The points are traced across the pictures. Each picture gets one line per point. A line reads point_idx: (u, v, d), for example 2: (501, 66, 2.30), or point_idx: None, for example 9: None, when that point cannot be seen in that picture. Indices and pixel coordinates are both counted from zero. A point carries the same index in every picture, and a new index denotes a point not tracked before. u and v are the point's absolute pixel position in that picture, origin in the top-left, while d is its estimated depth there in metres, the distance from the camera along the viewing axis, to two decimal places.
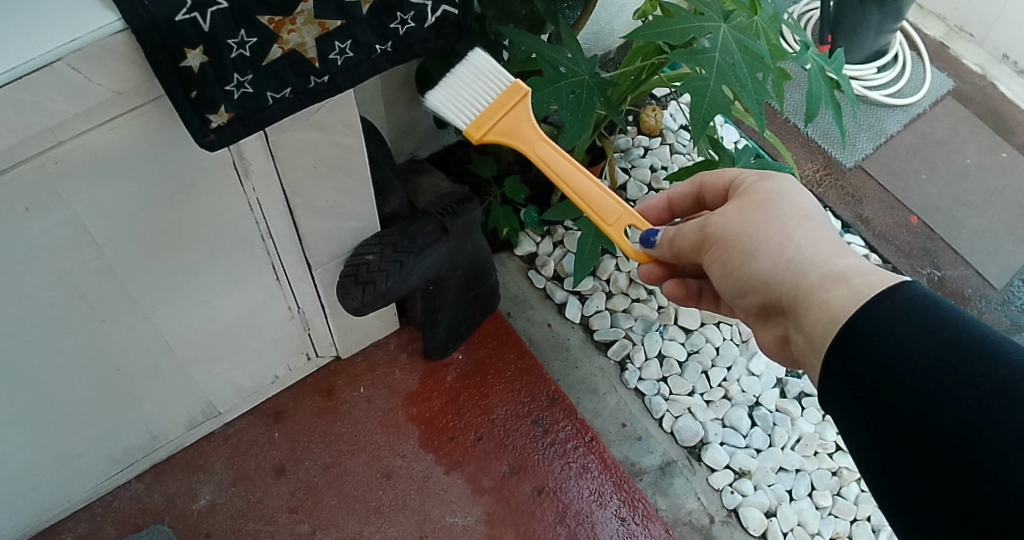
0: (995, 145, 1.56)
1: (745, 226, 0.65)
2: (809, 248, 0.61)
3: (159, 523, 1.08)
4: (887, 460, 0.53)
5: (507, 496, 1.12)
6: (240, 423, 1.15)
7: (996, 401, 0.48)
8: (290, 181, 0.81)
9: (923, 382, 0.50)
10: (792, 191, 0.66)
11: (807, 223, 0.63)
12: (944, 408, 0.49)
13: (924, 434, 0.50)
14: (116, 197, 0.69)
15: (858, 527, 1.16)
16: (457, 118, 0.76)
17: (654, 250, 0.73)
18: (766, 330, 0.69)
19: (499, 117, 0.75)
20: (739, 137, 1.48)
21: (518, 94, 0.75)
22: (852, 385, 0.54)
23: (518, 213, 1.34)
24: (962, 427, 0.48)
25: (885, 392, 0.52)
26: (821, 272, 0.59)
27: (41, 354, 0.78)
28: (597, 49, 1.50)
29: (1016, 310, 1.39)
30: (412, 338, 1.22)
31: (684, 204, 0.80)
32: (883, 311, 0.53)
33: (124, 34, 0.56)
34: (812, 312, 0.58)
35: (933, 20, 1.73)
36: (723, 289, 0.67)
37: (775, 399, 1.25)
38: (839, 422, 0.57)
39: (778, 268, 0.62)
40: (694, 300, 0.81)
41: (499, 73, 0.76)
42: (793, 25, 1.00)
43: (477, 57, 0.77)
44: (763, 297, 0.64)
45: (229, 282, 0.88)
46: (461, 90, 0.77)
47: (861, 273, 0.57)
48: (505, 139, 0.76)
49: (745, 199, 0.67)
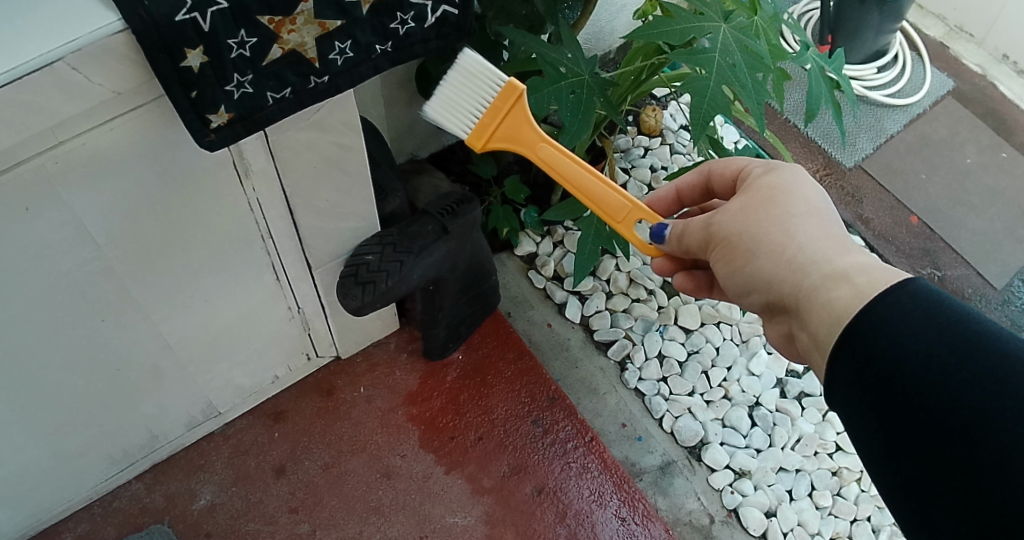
0: (995, 146, 1.56)
1: (749, 225, 0.65)
2: (811, 246, 0.61)
3: (159, 523, 1.08)
4: (891, 457, 0.53)
5: (507, 496, 1.12)
6: (240, 423, 1.15)
7: (1002, 399, 0.48)
8: (290, 182, 0.82)
9: (927, 380, 0.50)
10: (798, 185, 0.66)
11: (811, 220, 0.63)
12: (948, 407, 0.49)
13: (929, 433, 0.50)
14: (115, 197, 0.69)
15: (858, 527, 1.16)
16: (457, 127, 0.76)
17: (665, 245, 0.73)
18: (771, 328, 0.69)
19: (498, 123, 0.75)
20: (738, 137, 1.48)
21: (513, 94, 0.74)
22: (858, 381, 0.54)
23: (518, 213, 1.34)
24: (967, 425, 0.48)
25: (891, 390, 0.52)
26: (823, 271, 0.59)
27: (41, 354, 0.78)
28: (597, 49, 1.50)
29: (1016, 310, 1.39)
30: (412, 338, 1.22)
31: (692, 194, 0.81)
32: (888, 308, 0.53)
33: (124, 35, 0.56)
34: (815, 312, 0.59)
35: (933, 20, 1.73)
36: (728, 287, 0.68)
37: (775, 399, 1.25)
38: (845, 417, 0.57)
39: (780, 267, 0.62)
40: (707, 292, 0.81)
41: (492, 75, 0.76)
42: (793, 25, 1.00)
43: (467, 59, 0.76)
44: (767, 296, 0.64)
45: (229, 282, 0.88)
46: (456, 96, 0.77)
47: (863, 272, 0.57)
48: (508, 144, 0.76)
49: (750, 195, 0.67)
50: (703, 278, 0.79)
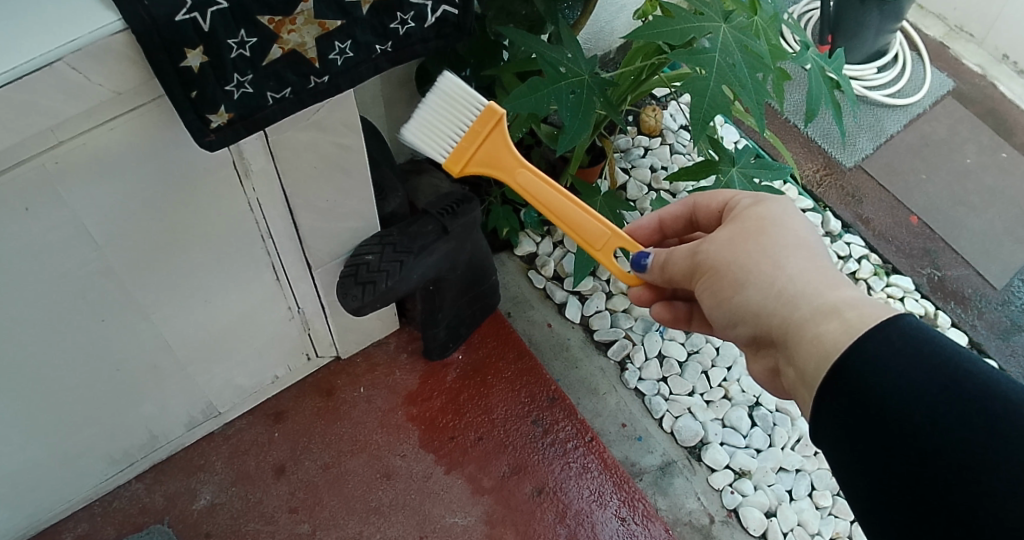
0: (996, 146, 1.56)
1: (736, 255, 0.64)
2: (800, 279, 0.61)
3: (159, 523, 1.08)
4: (876, 490, 0.54)
5: (507, 496, 1.12)
6: (240, 423, 1.15)
7: (993, 438, 0.48)
8: (290, 181, 0.81)
9: (920, 417, 0.51)
10: (787, 217, 0.66)
11: (800, 252, 0.63)
12: (942, 447, 0.50)
13: (922, 474, 0.50)
14: (112, 197, 0.69)
15: (858, 527, 1.16)
16: (434, 150, 0.77)
17: (645, 273, 0.73)
18: (756, 362, 0.68)
19: (475, 148, 0.76)
20: (738, 137, 1.48)
21: (493, 118, 0.75)
22: (846, 421, 0.54)
23: (518, 213, 1.34)
24: (960, 464, 0.49)
25: (883, 429, 0.52)
26: (813, 306, 0.59)
27: (40, 354, 0.78)
28: (597, 49, 1.50)
29: (1016, 310, 1.39)
30: (412, 338, 1.22)
31: (676, 225, 0.80)
32: (878, 344, 0.53)
33: (124, 34, 0.56)
34: (804, 347, 0.58)
35: (933, 20, 1.73)
36: (715, 319, 0.67)
37: (776, 398, 1.25)
38: (829, 451, 0.57)
39: (768, 299, 0.62)
40: (685, 323, 0.80)
41: (470, 96, 0.76)
42: (794, 25, 1.00)
43: (446, 82, 0.77)
44: (753, 328, 0.64)
45: (229, 282, 0.88)
46: (435, 119, 0.78)
47: (853, 306, 0.57)
48: (487, 169, 0.77)
49: (738, 225, 0.67)
50: (681, 309, 0.79)
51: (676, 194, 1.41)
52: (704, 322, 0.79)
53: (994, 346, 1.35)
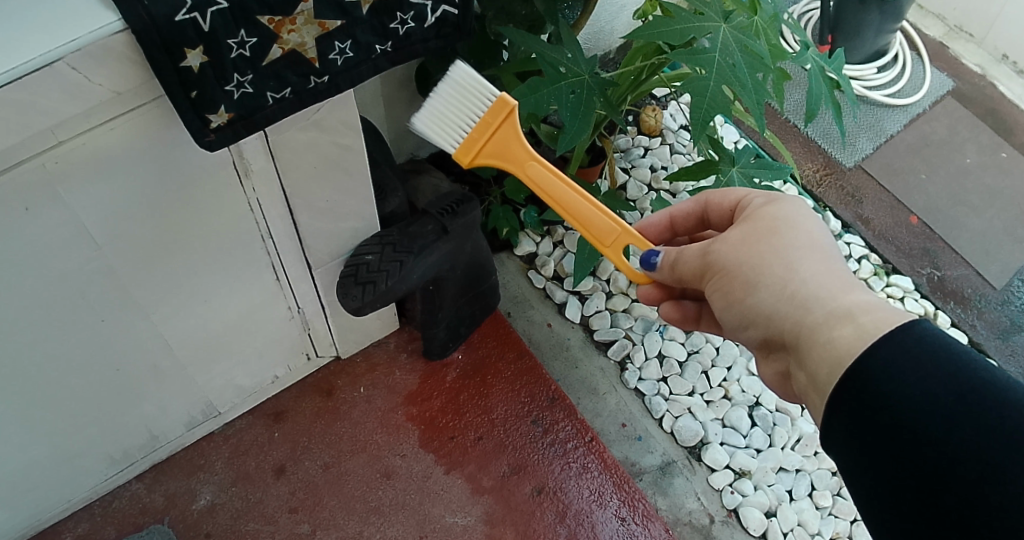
0: (995, 145, 1.56)
1: (748, 257, 0.64)
2: (813, 282, 0.61)
3: (159, 523, 1.08)
4: (886, 498, 0.54)
5: (507, 496, 1.12)
6: (240, 423, 1.15)
7: (1009, 450, 0.49)
8: (290, 181, 0.81)
9: (935, 427, 0.51)
10: (800, 218, 0.66)
11: (813, 254, 0.63)
12: (956, 458, 0.50)
13: (932, 482, 0.51)
14: (112, 198, 0.69)
15: (858, 528, 1.16)
16: (445, 141, 0.77)
17: (655, 272, 0.73)
18: (766, 365, 0.68)
19: (486, 139, 0.75)
20: (738, 137, 1.48)
21: (504, 110, 0.75)
22: (855, 428, 0.54)
23: (518, 213, 1.33)
24: (976, 477, 0.49)
25: (896, 437, 0.52)
26: (827, 310, 0.59)
27: (41, 354, 0.78)
28: (597, 49, 1.50)
29: (1016, 310, 1.39)
30: (411, 338, 1.22)
31: (687, 223, 0.80)
32: (892, 351, 0.53)
33: (124, 34, 0.56)
34: (817, 352, 0.58)
35: (933, 20, 1.73)
36: (725, 320, 0.67)
37: (776, 398, 1.25)
38: (839, 456, 0.57)
39: (781, 302, 0.62)
40: (693, 323, 0.80)
41: (483, 88, 0.76)
42: (794, 25, 1.00)
43: (458, 72, 0.76)
44: (765, 331, 0.64)
45: (229, 282, 0.88)
46: (446, 109, 0.77)
47: (868, 311, 0.57)
48: (495, 161, 0.76)
49: (749, 225, 0.67)
50: (689, 309, 0.79)
51: (676, 194, 1.41)
52: (713, 323, 0.79)
53: (994, 346, 1.35)
